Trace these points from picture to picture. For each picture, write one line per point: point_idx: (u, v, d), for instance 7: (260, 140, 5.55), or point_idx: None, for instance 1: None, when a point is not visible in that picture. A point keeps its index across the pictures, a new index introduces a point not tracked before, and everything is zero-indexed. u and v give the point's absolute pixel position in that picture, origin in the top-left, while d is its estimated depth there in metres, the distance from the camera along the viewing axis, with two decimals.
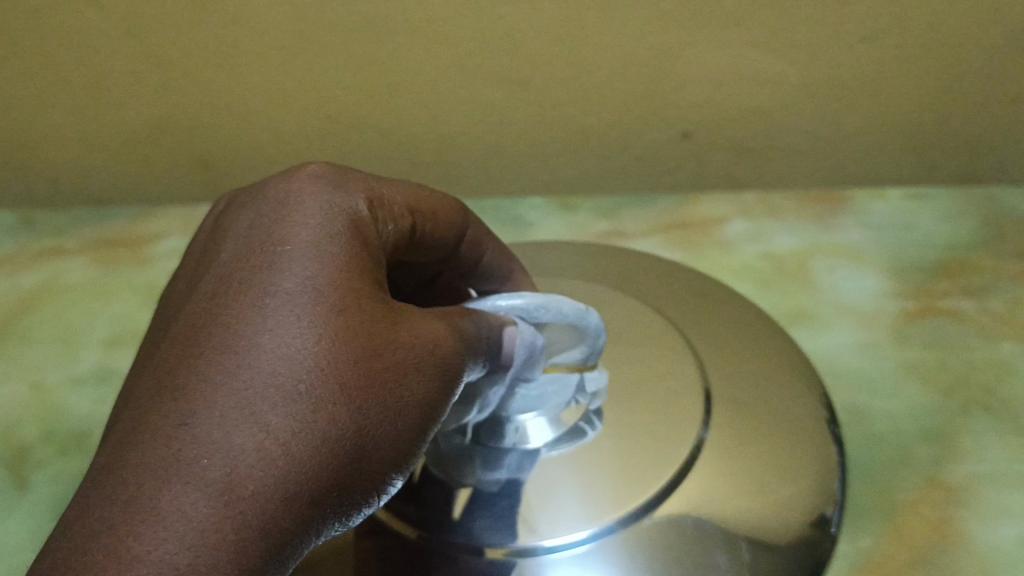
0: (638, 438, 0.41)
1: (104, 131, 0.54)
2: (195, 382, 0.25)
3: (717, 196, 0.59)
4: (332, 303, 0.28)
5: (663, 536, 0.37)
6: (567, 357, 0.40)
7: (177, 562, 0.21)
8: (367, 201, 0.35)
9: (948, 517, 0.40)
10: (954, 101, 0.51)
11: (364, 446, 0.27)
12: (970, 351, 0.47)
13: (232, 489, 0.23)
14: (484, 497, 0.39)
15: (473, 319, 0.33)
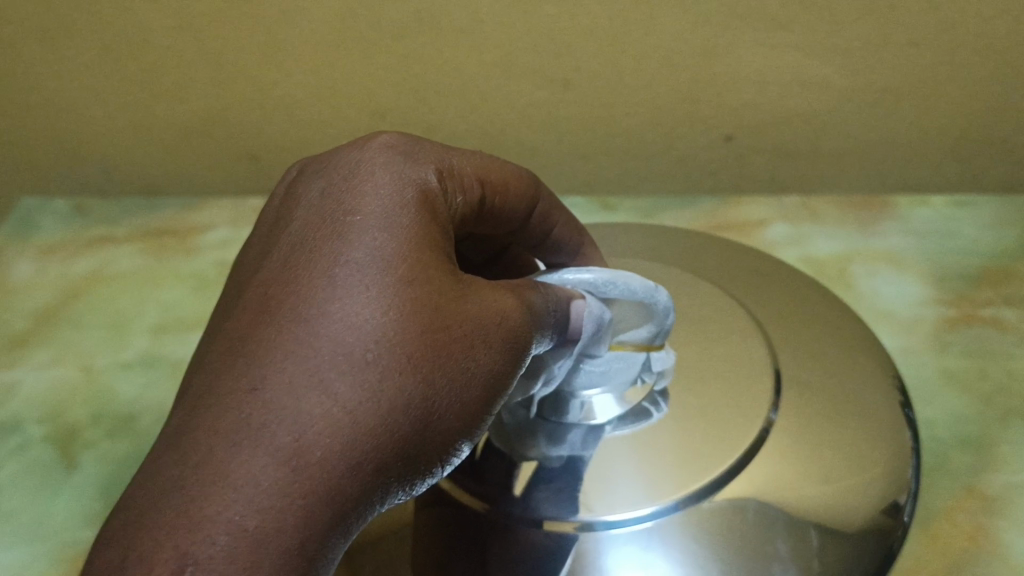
0: (717, 425, 0.33)
1: (155, 127, 0.55)
2: (249, 334, 0.19)
3: (758, 200, 0.57)
4: (415, 255, 0.21)
5: (726, 523, 0.30)
6: (634, 335, 0.31)
7: (242, 530, 0.16)
8: (439, 157, 0.26)
9: (986, 526, 0.37)
10: (1004, 105, 0.50)
11: (436, 424, 0.20)
12: (1011, 360, 0.44)
13: (303, 453, 0.17)
14: (544, 474, 0.32)
15: (541, 291, 0.25)
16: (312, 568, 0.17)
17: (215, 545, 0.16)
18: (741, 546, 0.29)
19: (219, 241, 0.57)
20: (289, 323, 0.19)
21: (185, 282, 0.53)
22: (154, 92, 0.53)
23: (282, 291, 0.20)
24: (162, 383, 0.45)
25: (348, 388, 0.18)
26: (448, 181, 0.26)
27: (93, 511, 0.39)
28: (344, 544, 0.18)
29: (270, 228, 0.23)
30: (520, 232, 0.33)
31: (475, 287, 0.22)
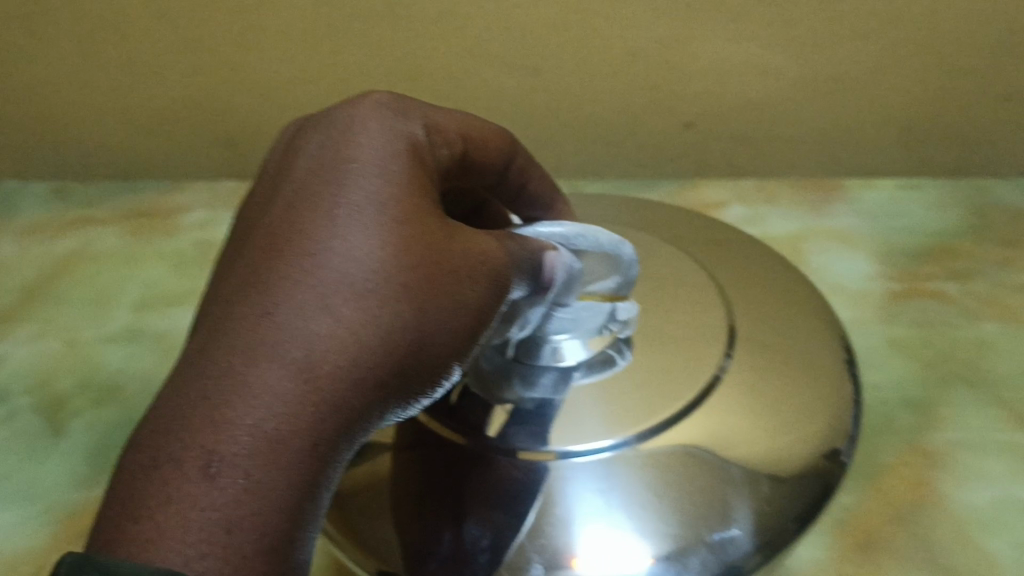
0: (677, 367, 0.34)
1: (135, 112, 0.57)
2: (260, 267, 0.22)
3: (717, 182, 0.60)
4: (406, 202, 0.24)
5: (685, 463, 0.31)
6: (601, 287, 0.33)
7: (260, 431, 0.19)
8: (424, 118, 0.29)
9: (928, 478, 0.39)
10: (946, 94, 0.53)
11: (427, 346, 0.23)
12: (953, 329, 0.47)
13: (311, 369, 0.20)
14: (519, 416, 0.32)
15: (515, 242, 0.27)
16: (317, 466, 0.20)
17: (238, 443, 0.19)
18: (698, 481, 0.31)
19: (199, 223, 0.58)
20: (297, 258, 0.22)
21: (164, 260, 0.54)
22: (136, 78, 0.54)
23: (290, 233, 0.23)
24: (146, 356, 0.47)
25: (350, 315, 0.21)
26: (432, 139, 0.29)
27: (81, 473, 0.40)
28: (344, 448, 0.21)
29: (275, 176, 0.26)
30: (502, 184, 0.35)
31: (459, 231, 0.24)
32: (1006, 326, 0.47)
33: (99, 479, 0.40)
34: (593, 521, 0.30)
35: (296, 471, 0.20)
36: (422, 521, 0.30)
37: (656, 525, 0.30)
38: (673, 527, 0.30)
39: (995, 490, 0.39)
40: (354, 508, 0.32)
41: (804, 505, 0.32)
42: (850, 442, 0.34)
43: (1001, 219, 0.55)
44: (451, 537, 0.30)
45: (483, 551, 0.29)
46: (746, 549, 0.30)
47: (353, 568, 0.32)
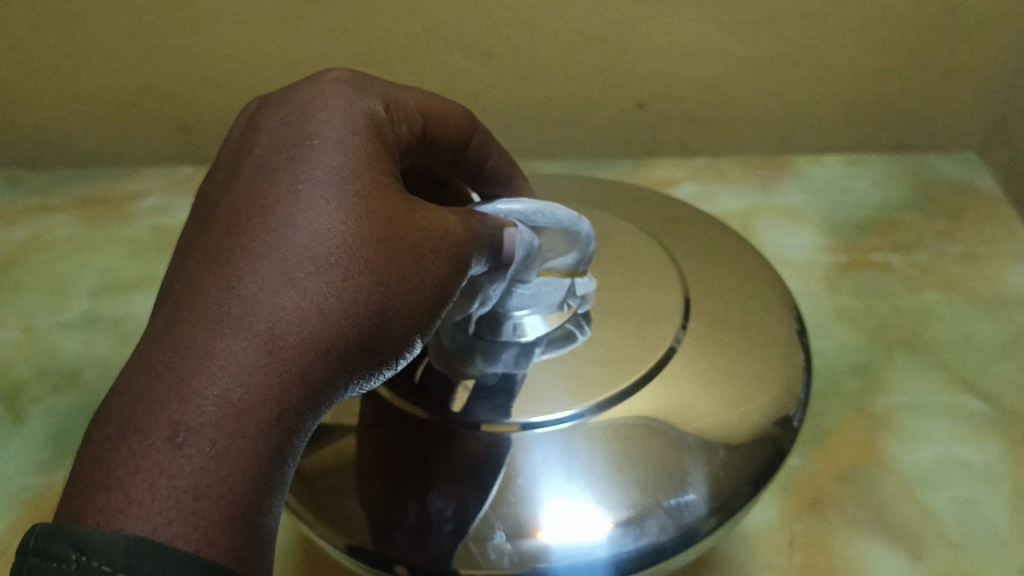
0: (635, 338, 0.33)
1: (89, 98, 0.56)
2: (224, 243, 0.22)
3: (669, 162, 0.61)
4: (363, 183, 0.24)
5: (644, 428, 0.30)
6: (560, 262, 0.33)
7: (226, 400, 0.19)
8: (381, 101, 0.29)
9: (873, 440, 0.41)
10: (888, 72, 0.55)
11: (384, 321, 0.23)
12: (897, 299, 0.49)
13: (277, 339, 0.20)
14: (482, 391, 0.31)
15: (480, 218, 0.28)
16: (284, 435, 0.20)
17: (204, 412, 0.19)
18: (656, 446, 0.30)
19: (154, 209, 0.58)
20: (259, 234, 0.22)
21: (120, 247, 0.54)
22: (88, 64, 0.54)
23: (250, 211, 0.23)
24: (105, 341, 0.47)
25: (314, 287, 0.22)
26: (393, 116, 0.29)
27: (41, 459, 0.40)
28: (309, 418, 0.21)
29: (234, 158, 0.26)
30: (460, 161, 0.36)
31: (418, 208, 0.25)
32: (946, 295, 0.49)
33: (60, 465, 0.40)
34: (555, 490, 0.28)
35: (263, 439, 0.20)
36: (388, 497, 0.29)
37: (617, 491, 0.29)
38: (634, 492, 0.29)
39: (936, 450, 0.40)
40: (321, 490, 0.30)
41: (756, 470, 0.30)
42: (799, 408, 0.33)
43: (942, 193, 0.57)
44: (417, 512, 0.28)
45: (448, 527, 0.28)
46: (704, 513, 0.29)
47: (326, 548, 0.30)
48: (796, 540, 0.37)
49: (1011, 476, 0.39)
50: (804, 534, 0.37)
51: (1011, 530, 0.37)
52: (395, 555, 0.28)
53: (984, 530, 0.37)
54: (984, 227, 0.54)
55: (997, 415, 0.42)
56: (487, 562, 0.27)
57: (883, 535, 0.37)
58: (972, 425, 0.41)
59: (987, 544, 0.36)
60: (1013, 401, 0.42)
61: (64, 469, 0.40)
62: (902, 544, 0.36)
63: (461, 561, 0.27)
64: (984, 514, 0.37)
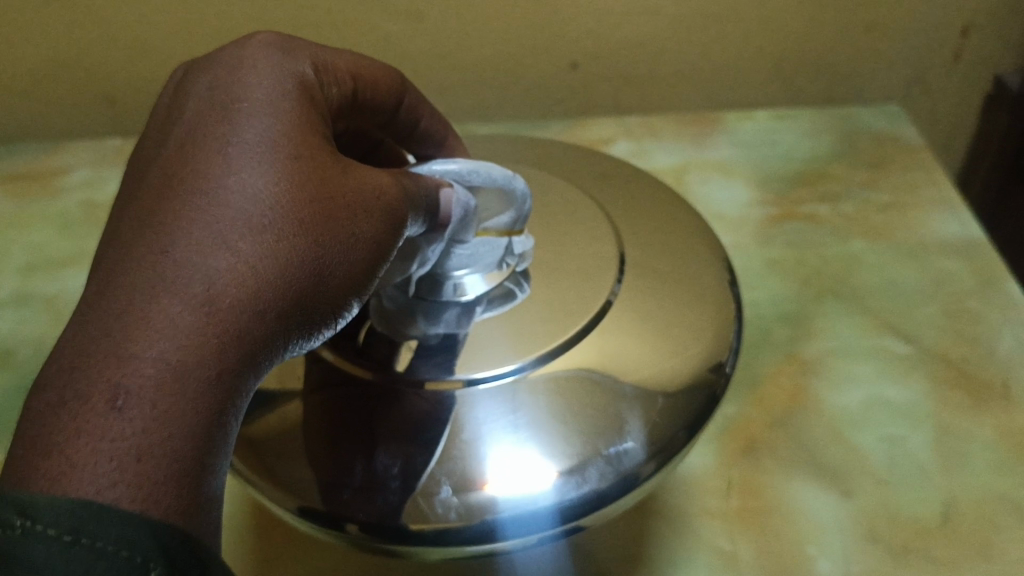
0: (571, 293, 0.34)
1: (10, 68, 0.55)
2: (156, 209, 0.22)
3: (603, 120, 0.62)
4: (295, 148, 0.24)
5: (584, 380, 0.31)
6: (496, 222, 0.34)
7: (166, 363, 0.19)
8: (311, 63, 0.29)
9: (804, 384, 0.43)
10: (811, 25, 0.56)
11: (320, 282, 0.23)
12: (825, 248, 0.51)
13: (214, 301, 0.21)
14: (425, 350, 0.31)
15: (415, 179, 0.28)
16: (225, 395, 0.21)
17: (143, 375, 0.19)
18: (596, 397, 0.30)
19: (83, 182, 0.56)
20: (191, 200, 0.22)
21: (49, 223, 0.53)
22: (7, 33, 0.53)
23: (182, 177, 0.23)
24: (37, 320, 0.46)
25: (248, 249, 0.22)
26: (322, 78, 0.29)
27: None
28: (250, 378, 0.22)
29: (162, 125, 0.26)
30: (392, 122, 0.36)
31: (350, 169, 0.25)
32: (872, 242, 0.51)
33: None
34: (499, 443, 0.29)
35: (204, 399, 0.20)
36: (336, 457, 0.29)
37: (559, 441, 0.29)
38: (575, 441, 0.29)
39: (864, 390, 0.42)
40: (268, 454, 0.30)
41: (695, 416, 0.31)
42: (730, 354, 0.34)
43: (867, 143, 0.59)
44: (366, 470, 0.28)
45: (395, 485, 0.28)
46: (642, 458, 0.30)
47: (273, 510, 0.30)
48: (733, 483, 0.38)
49: (933, 412, 0.41)
50: (740, 478, 0.39)
51: (933, 465, 0.39)
52: (344, 514, 0.28)
53: (908, 464, 0.39)
54: (906, 175, 0.56)
55: (919, 355, 0.44)
56: (434, 515, 0.27)
57: (814, 474, 0.38)
58: (896, 365, 0.43)
59: (911, 479, 0.38)
60: (934, 341, 0.44)
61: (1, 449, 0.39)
62: (833, 482, 0.38)
63: (410, 516, 0.28)
64: (908, 450, 0.39)
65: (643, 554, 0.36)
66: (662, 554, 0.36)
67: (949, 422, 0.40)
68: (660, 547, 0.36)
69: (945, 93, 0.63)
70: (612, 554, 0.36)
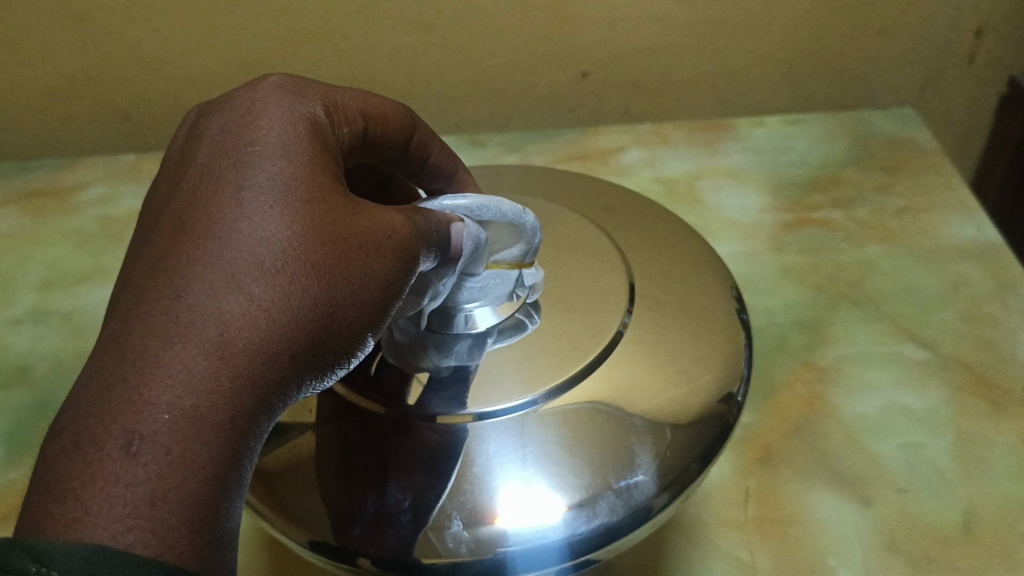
0: (581, 326, 0.33)
1: (27, 88, 0.55)
2: (170, 252, 0.22)
3: (613, 129, 0.62)
4: (306, 190, 0.24)
5: (595, 413, 0.31)
6: (507, 255, 0.33)
7: (179, 408, 0.19)
8: (321, 104, 0.29)
9: (821, 392, 0.42)
10: (823, 30, 0.56)
11: (329, 323, 0.24)
12: (839, 253, 0.51)
13: (227, 345, 0.21)
14: (437, 383, 0.31)
15: (425, 214, 0.28)
16: (238, 439, 0.21)
17: (158, 420, 0.19)
18: (608, 429, 0.30)
19: (98, 199, 0.57)
20: (204, 243, 0.22)
21: (66, 239, 0.53)
22: (22, 53, 0.53)
23: (196, 220, 0.23)
24: (55, 336, 0.46)
25: (260, 293, 0.22)
26: (333, 119, 0.30)
27: None
28: (261, 420, 0.22)
29: (175, 168, 0.26)
30: (402, 158, 0.36)
31: (360, 210, 0.26)
32: (887, 247, 0.51)
33: (16, 465, 0.39)
34: (507, 475, 0.29)
35: (217, 442, 0.20)
36: (347, 490, 0.29)
37: (569, 475, 0.29)
38: (586, 474, 0.29)
39: (882, 398, 0.42)
40: (282, 487, 0.30)
41: (705, 446, 0.31)
42: (741, 384, 0.34)
43: (880, 148, 0.59)
44: (378, 506, 0.28)
45: (407, 519, 0.28)
46: (653, 491, 0.30)
47: (286, 541, 0.31)
48: (750, 494, 0.38)
49: (952, 419, 0.41)
50: (758, 488, 0.38)
51: (953, 473, 0.38)
52: (355, 548, 0.28)
53: (928, 472, 0.38)
54: (921, 179, 0.56)
55: (937, 361, 0.43)
56: (446, 549, 0.27)
57: (832, 483, 0.38)
58: (914, 372, 0.43)
59: (931, 487, 0.38)
60: (952, 347, 0.44)
61: (21, 468, 0.39)
62: (851, 491, 0.38)
63: (421, 549, 0.28)
64: (927, 457, 0.39)
65: (657, 568, 0.36)
66: (678, 564, 0.36)
67: (967, 429, 0.40)
68: (678, 561, 0.36)
69: (959, 94, 0.63)
70: (630, 565, 0.36)
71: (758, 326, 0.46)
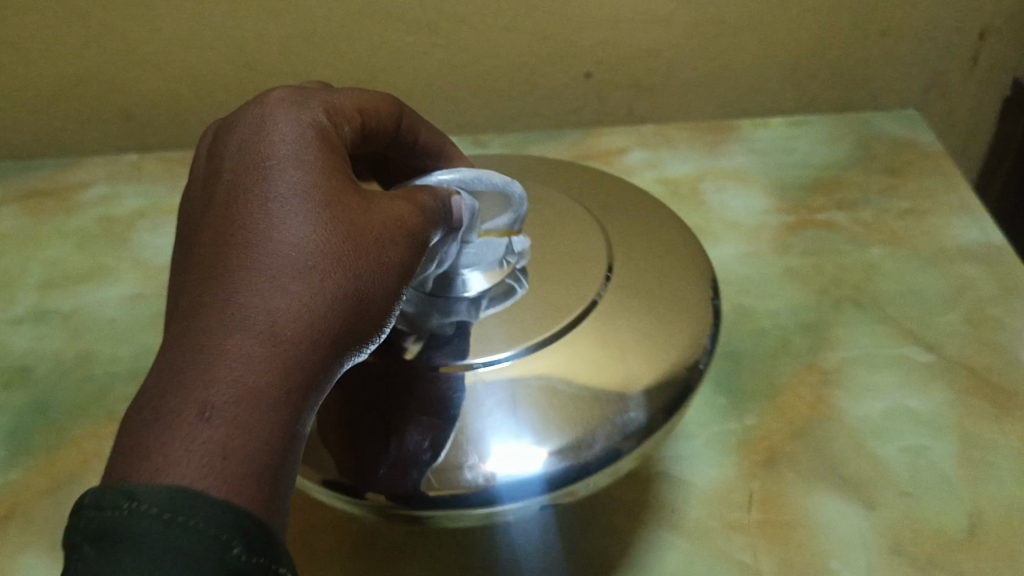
0: (567, 282, 0.34)
1: (28, 88, 0.55)
2: (215, 256, 0.23)
3: (615, 131, 0.61)
4: (331, 187, 0.25)
5: (591, 358, 0.31)
6: (496, 224, 0.34)
7: (240, 388, 0.20)
8: (323, 103, 0.30)
9: (825, 395, 0.42)
10: (825, 31, 0.56)
11: (365, 307, 0.24)
12: (843, 255, 0.50)
13: (277, 332, 0.21)
14: (437, 339, 0.31)
15: (430, 191, 0.29)
16: (297, 415, 0.21)
17: (222, 398, 0.20)
18: (604, 372, 0.31)
19: (99, 199, 0.56)
20: (245, 245, 0.23)
21: (68, 239, 0.53)
22: (23, 53, 0.53)
23: (235, 223, 0.24)
24: (56, 335, 0.46)
25: (300, 283, 0.22)
26: (336, 121, 0.30)
27: None
28: (317, 398, 0.22)
29: (202, 183, 0.27)
30: (397, 143, 0.36)
31: (380, 198, 0.26)
32: (891, 249, 0.51)
33: (16, 466, 0.39)
34: (500, 417, 0.29)
35: (279, 417, 0.20)
36: (356, 432, 0.29)
37: (561, 414, 0.29)
38: (585, 411, 0.29)
39: (886, 401, 0.41)
40: None
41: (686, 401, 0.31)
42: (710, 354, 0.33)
43: (883, 150, 0.58)
44: (387, 446, 0.28)
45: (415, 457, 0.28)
46: (642, 424, 0.30)
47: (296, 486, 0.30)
48: (753, 496, 0.38)
49: (957, 423, 0.40)
50: (761, 491, 0.38)
51: (958, 476, 0.38)
52: (366, 486, 0.28)
53: (933, 476, 0.38)
54: (926, 182, 0.55)
55: (941, 364, 0.43)
56: (456, 482, 0.28)
57: (836, 486, 0.38)
58: (918, 374, 0.43)
59: (935, 490, 0.37)
60: (956, 350, 0.44)
61: (21, 468, 0.39)
62: (855, 494, 0.38)
63: (431, 484, 0.28)
64: (932, 461, 0.39)
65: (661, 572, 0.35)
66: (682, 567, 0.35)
67: (973, 433, 0.40)
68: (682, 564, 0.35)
69: (962, 97, 0.63)
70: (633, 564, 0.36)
71: (762, 330, 0.46)
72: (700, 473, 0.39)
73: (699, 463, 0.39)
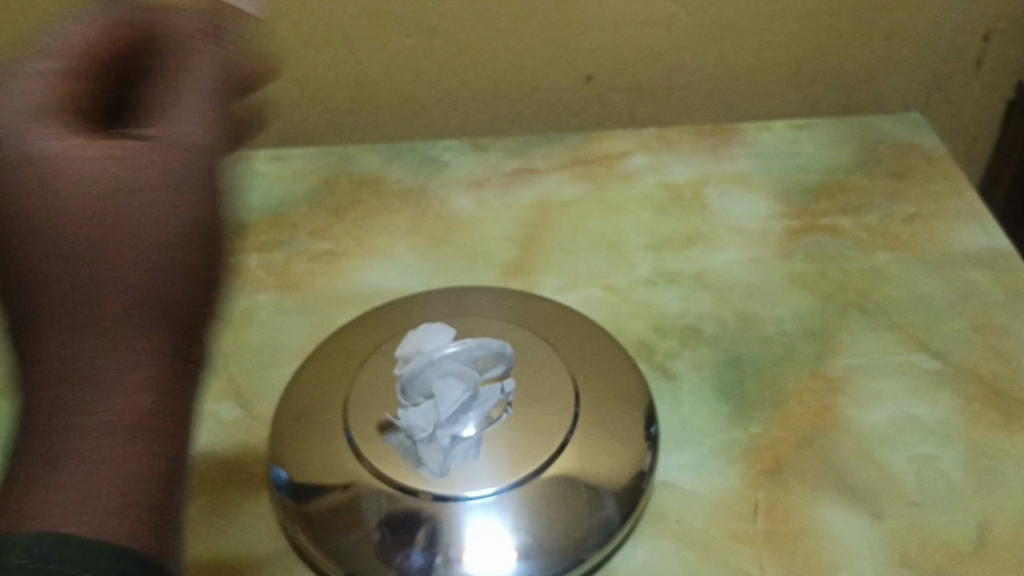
0: (549, 394, 0.38)
1: None
2: (46, 319, 0.28)
3: (617, 134, 0.60)
4: (93, 208, 0.28)
5: (569, 481, 0.35)
6: (486, 376, 0.37)
7: (108, 424, 0.28)
8: (57, 61, 0.30)
9: (830, 402, 0.41)
10: (826, 33, 0.56)
11: (178, 306, 0.29)
12: (847, 260, 0.50)
13: (94, 381, 0.28)
14: (437, 456, 0.34)
15: (173, 134, 0.30)
16: (154, 424, 0.28)
17: (89, 435, 0.28)
18: (583, 504, 0.35)
19: None
20: (65, 306, 0.28)
21: None
22: None
23: (45, 278, 0.28)
24: None
25: (115, 331, 0.28)
26: (131, 73, 0.32)
27: None
28: (167, 399, 0.29)
29: None
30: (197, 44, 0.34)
31: (116, 196, 0.28)
32: (895, 254, 0.50)
33: None
34: (493, 527, 0.33)
35: (133, 442, 0.28)
36: (380, 538, 0.33)
37: (545, 517, 0.34)
38: (565, 517, 0.34)
39: (892, 408, 0.41)
40: (321, 531, 0.34)
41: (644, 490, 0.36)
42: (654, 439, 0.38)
43: (887, 153, 0.58)
44: (407, 550, 0.33)
45: (426, 568, 0.33)
46: (617, 522, 0.35)
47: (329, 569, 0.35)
48: (759, 506, 0.37)
49: (964, 431, 0.40)
50: (766, 502, 0.37)
51: (965, 485, 0.38)
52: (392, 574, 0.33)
53: (941, 485, 0.38)
54: (930, 186, 0.55)
55: (948, 371, 0.43)
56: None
57: (843, 496, 0.37)
58: (924, 382, 0.42)
59: (943, 501, 0.37)
60: (963, 356, 0.43)
61: None
62: (862, 503, 0.37)
63: None
64: (940, 470, 0.38)
65: None
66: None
67: (980, 441, 0.39)
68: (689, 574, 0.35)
69: (966, 101, 0.62)
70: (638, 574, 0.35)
71: (768, 335, 0.45)
72: (704, 482, 0.38)
73: (703, 472, 0.39)
